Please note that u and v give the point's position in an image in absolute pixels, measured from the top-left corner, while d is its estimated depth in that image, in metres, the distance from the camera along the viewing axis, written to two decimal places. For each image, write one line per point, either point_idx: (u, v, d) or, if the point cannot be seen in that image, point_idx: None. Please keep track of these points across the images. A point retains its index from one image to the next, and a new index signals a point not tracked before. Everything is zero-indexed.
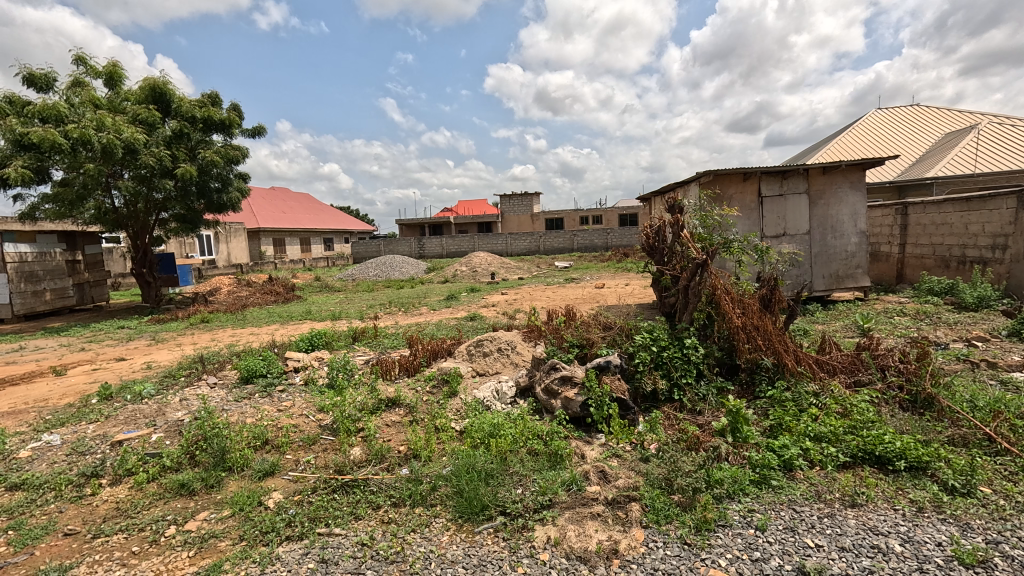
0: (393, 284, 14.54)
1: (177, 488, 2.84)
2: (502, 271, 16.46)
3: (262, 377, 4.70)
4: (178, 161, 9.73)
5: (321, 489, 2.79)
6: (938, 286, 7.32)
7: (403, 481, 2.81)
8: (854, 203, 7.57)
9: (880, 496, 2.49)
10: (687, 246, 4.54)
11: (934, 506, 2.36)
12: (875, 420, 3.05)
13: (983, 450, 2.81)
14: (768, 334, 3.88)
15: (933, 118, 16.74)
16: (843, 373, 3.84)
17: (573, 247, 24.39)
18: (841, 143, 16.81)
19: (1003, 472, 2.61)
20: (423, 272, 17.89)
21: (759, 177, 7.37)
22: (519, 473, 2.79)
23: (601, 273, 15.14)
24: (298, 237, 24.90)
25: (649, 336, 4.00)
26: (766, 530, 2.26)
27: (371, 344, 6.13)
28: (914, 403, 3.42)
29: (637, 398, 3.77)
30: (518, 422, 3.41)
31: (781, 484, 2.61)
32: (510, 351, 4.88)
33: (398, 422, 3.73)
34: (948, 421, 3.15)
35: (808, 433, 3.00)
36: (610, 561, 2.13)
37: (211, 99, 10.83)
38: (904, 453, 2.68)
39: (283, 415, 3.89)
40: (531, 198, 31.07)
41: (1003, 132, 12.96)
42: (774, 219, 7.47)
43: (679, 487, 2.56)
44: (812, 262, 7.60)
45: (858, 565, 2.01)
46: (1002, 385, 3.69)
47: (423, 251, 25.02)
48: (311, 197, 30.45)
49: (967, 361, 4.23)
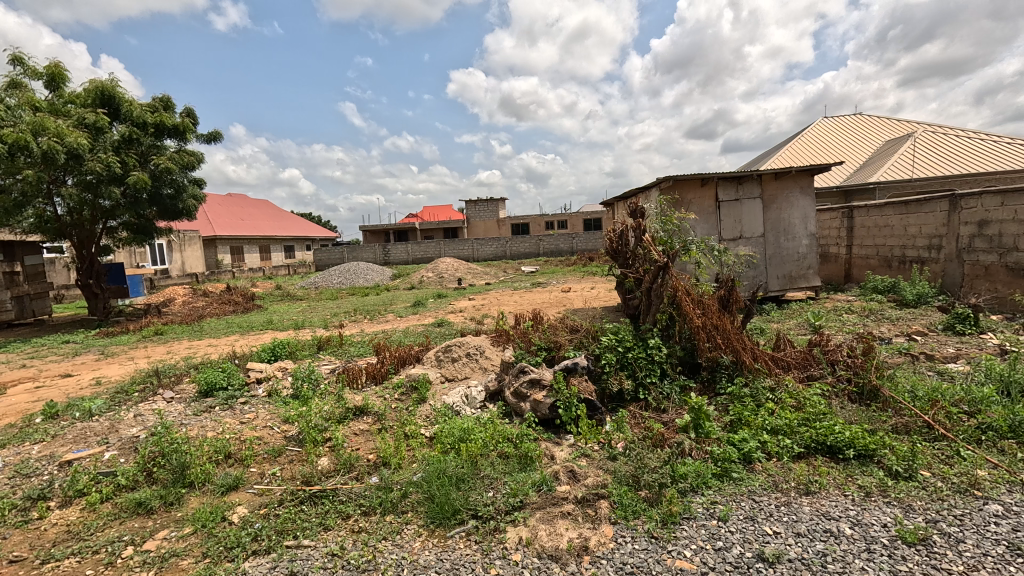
0: (359, 292, 14.34)
1: (134, 507, 2.72)
2: (470, 276, 16.47)
3: (223, 390, 4.55)
4: (129, 168, 9.31)
5: (288, 500, 2.73)
6: (881, 285, 7.79)
7: (374, 490, 2.78)
8: (804, 207, 7.95)
9: (831, 483, 2.64)
10: (649, 250, 4.63)
11: (880, 490, 2.52)
12: (827, 412, 3.22)
13: (923, 437, 3.02)
14: (727, 333, 4.05)
15: (873, 126, 17.84)
16: (797, 369, 4.02)
17: (539, 251, 24.63)
18: (792, 150, 17.63)
19: (941, 456, 2.80)
20: (388, 278, 17.71)
21: (716, 183, 7.65)
22: (491, 477, 2.82)
23: (566, 277, 15.31)
24: (257, 244, 24.16)
25: (615, 338, 4.11)
26: (728, 520, 2.36)
27: (338, 352, 6.05)
28: (861, 395, 3.64)
29: (604, 398, 3.87)
30: (488, 426, 3.44)
31: (740, 475, 2.72)
32: (479, 355, 4.93)
33: (367, 430, 3.70)
34: (891, 410, 3.36)
35: (765, 427, 3.15)
36: (581, 558, 2.18)
37: (164, 103, 10.45)
38: (853, 442, 2.84)
39: (246, 427, 3.78)
40: (496, 204, 31.36)
41: (936, 140, 13.91)
42: (731, 223, 7.76)
43: (646, 483, 2.65)
44: (767, 263, 7.93)
45: (813, 549, 2.12)
46: (938, 375, 3.97)
47: (389, 257, 24.80)
48: (268, 204, 29.61)
49: (907, 354, 4.53)
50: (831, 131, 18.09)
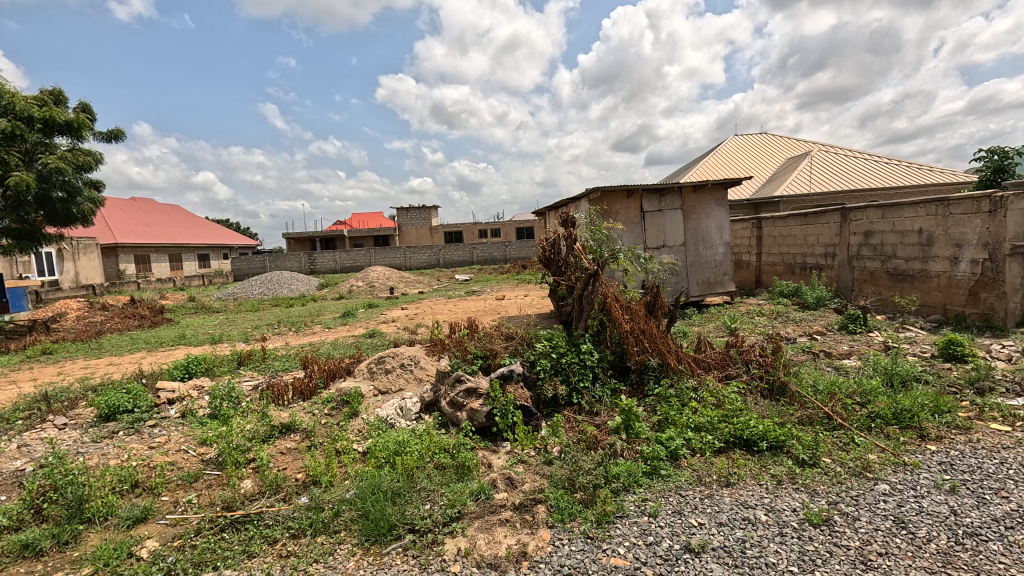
0: (283, 302, 13.61)
1: (19, 550, 2.41)
2: (402, 285, 16.15)
3: (128, 413, 4.14)
4: (10, 167, 8.29)
5: (206, 529, 2.54)
6: (787, 289, 8.52)
7: (303, 510, 2.65)
8: (719, 218, 8.55)
9: (748, 474, 2.85)
10: (580, 258, 4.78)
11: (790, 478, 2.76)
12: (743, 408, 3.48)
13: (824, 427, 3.34)
14: (653, 336, 4.26)
15: (776, 145, 19.57)
16: (716, 369, 4.31)
17: (473, 259, 24.63)
18: (707, 164, 18.93)
19: (840, 443, 3.11)
20: (315, 288, 16.95)
21: (641, 195, 8.05)
22: (427, 489, 2.78)
23: (500, 284, 15.43)
24: (167, 253, 22.28)
25: (549, 344, 4.20)
26: (658, 516, 2.48)
27: (261, 368, 5.71)
28: (772, 390, 3.96)
29: (539, 403, 3.93)
30: (423, 437, 3.38)
31: (668, 472, 2.87)
32: (414, 365, 4.84)
33: (294, 448, 3.51)
34: (798, 404, 3.68)
35: (689, 425, 3.34)
36: (520, 564, 2.20)
37: (54, 96, 9.43)
38: (766, 435, 3.09)
39: (156, 452, 3.47)
40: (428, 212, 31.05)
41: (829, 158, 15.49)
42: (655, 232, 8.18)
43: (581, 486, 2.72)
44: (687, 270, 8.43)
45: (734, 536, 2.28)
46: (835, 370, 4.41)
47: (315, 266, 23.76)
48: (179, 209, 27.44)
49: (809, 352, 4.99)
50: (741, 148, 19.62)
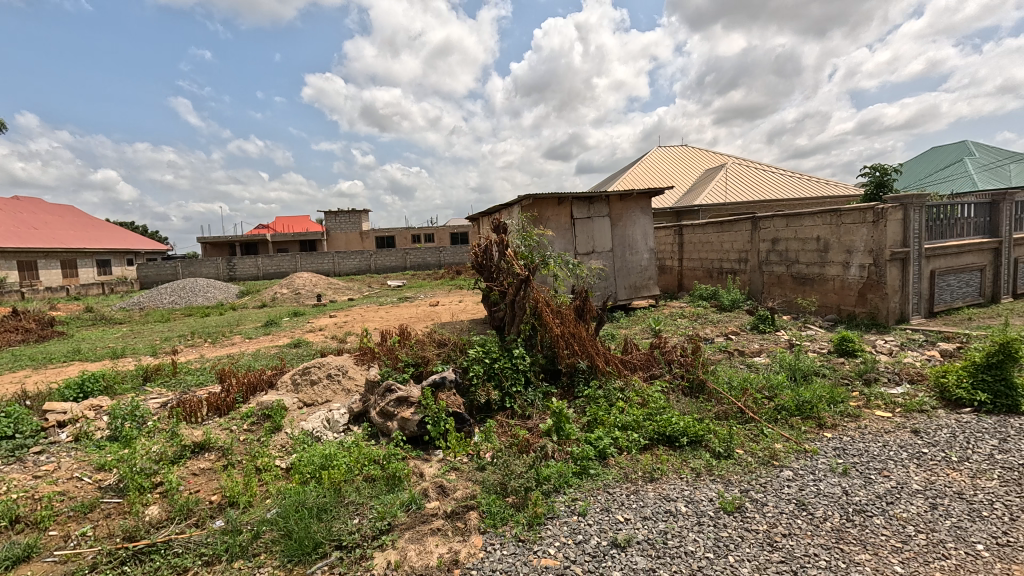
0: (197, 312, 12.64)
1: None
2: (331, 292, 15.54)
3: (8, 440, 3.66)
4: None
5: (103, 564, 2.30)
6: (705, 292, 9.09)
7: (218, 535, 2.47)
8: (644, 225, 8.98)
9: (670, 468, 3.00)
10: (512, 264, 4.84)
11: (708, 470, 2.94)
12: (665, 406, 3.67)
13: (738, 420, 3.59)
14: (582, 339, 4.38)
15: (695, 157, 20.87)
16: (641, 369, 4.50)
17: (406, 265, 24.18)
18: (633, 174, 19.82)
19: (751, 435, 3.36)
20: (234, 296, 15.91)
21: (571, 202, 8.28)
22: (356, 503, 2.69)
23: (434, 291, 15.24)
24: (59, 258, 20.02)
25: (481, 350, 4.22)
26: (587, 514, 2.55)
27: (170, 383, 5.26)
28: (691, 388, 4.21)
29: (472, 409, 3.93)
30: (352, 449, 3.27)
31: (597, 471, 2.96)
32: (342, 376, 4.67)
33: (209, 468, 3.27)
34: (714, 400, 3.94)
35: (616, 424, 3.47)
36: (452, 572, 2.18)
37: None
38: (686, 431, 3.28)
39: (42, 482, 3.09)
40: (358, 216, 30.15)
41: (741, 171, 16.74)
42: (585, 239, 8.44)
43: (512, 489, 2.75)
44: (615, 275, 8.77)
45: (657, 529, 2.39)
46: (747, 367, 4.76)
47: (235, 272, 22.30)
48: (73, 210, 24.79)
49: (725, 351, 5.36)
50: (664, 159, 20.75)
